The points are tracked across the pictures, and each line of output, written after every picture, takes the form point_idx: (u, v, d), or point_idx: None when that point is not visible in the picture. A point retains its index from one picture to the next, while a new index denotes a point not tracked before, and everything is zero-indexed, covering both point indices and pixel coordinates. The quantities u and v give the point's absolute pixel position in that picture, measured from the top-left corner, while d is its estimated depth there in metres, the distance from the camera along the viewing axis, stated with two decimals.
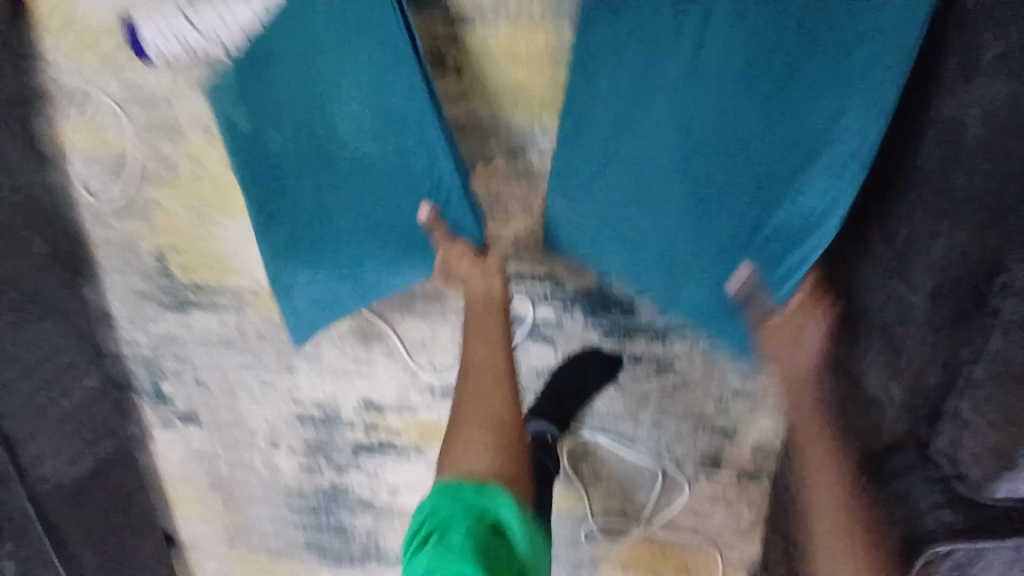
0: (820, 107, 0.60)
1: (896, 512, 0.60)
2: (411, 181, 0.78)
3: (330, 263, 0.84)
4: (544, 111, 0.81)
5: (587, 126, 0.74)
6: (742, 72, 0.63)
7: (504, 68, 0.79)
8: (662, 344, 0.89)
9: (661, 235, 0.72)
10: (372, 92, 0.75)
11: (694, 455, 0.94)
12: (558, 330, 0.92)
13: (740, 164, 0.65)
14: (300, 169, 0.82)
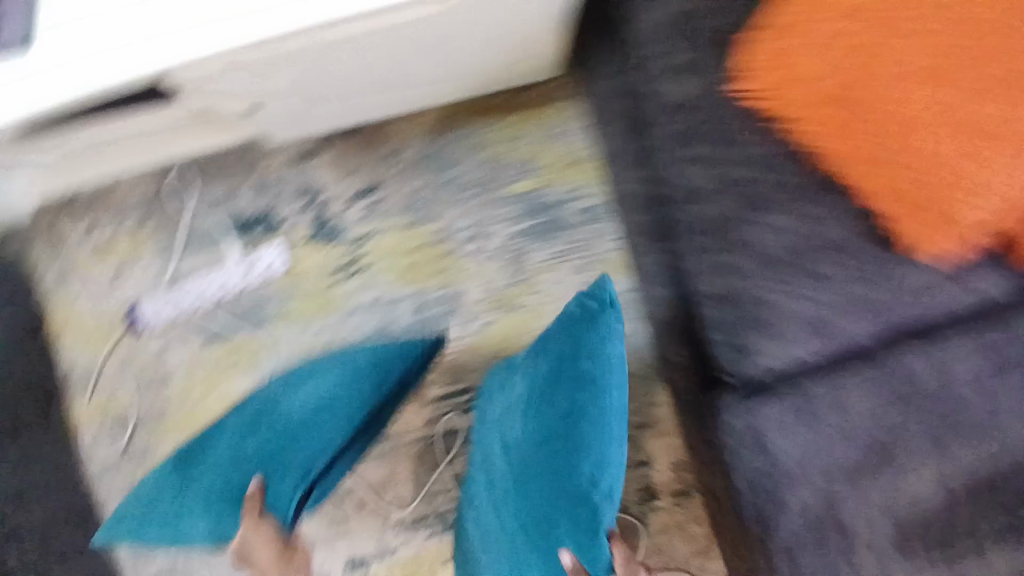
0: (593, 451, 0.89)
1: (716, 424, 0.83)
2: (289, 486, 1.02)
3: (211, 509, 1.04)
4: (426, 277, 1.19)
5: (504, 439, 0.99)
6: (544, 435, 0.95)
7: (395, 262, 1.18)
8: None
9: (524, 522, 0.96)
10: (325, 435, 1.05)
11: (633, 493, 1.16)
12: None
13: (557, 501, 0.91)
14: (245, 448, 1.06)
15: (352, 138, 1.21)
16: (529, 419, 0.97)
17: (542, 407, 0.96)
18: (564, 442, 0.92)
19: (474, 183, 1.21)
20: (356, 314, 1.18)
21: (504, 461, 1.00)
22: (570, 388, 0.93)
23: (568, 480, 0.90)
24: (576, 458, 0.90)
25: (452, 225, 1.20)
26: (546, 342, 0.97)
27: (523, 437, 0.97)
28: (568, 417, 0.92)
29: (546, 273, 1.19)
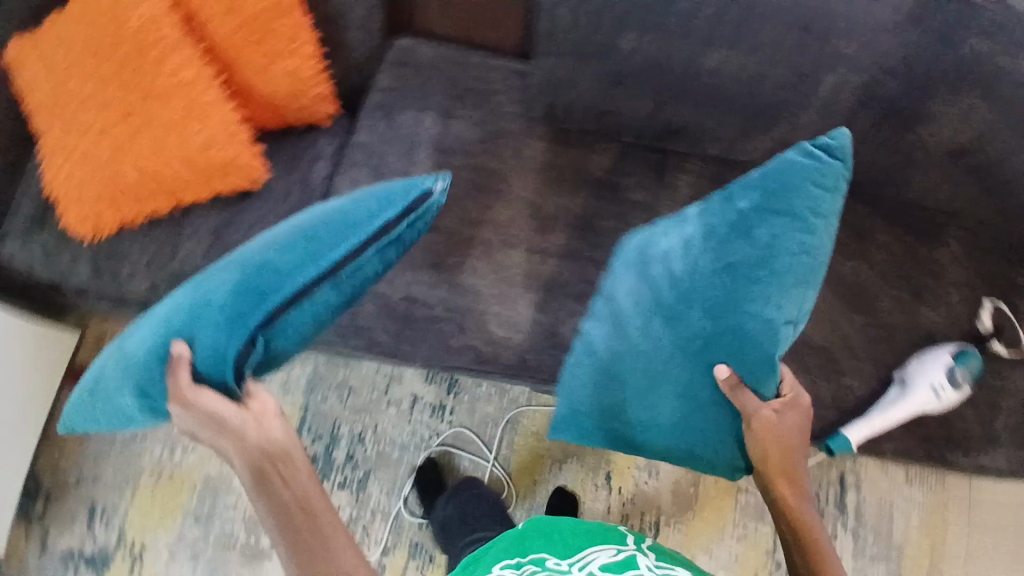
0: (748, 292, 0.98)
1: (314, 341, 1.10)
2: (243, 323, 0.88)
3: (148, 340, 0.90)
4: (178, 502, 1.34)
5: (690, 313, 1.00)
6: (715, 310, 0.99)
7: (152, 517, 1.34)
8: (339, 440, 1.41)
9: (654, 372, 1.02)
10: (253, 311, 0.88)
11: (430, 425, 1.44)
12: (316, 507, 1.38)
13: (734, 356, 0.98)
14: (231, 284, 0.90)
15: (40, 496, 1.35)
16: (714, 279, 1.00)
17: (681, 285, 1.02)
18: (740, 290, 0.99)
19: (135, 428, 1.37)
20: (168, 570, 1.32)
21: (673, 329, 1.01)
22: (766, 227, 0.99)
23: (726, 330, 0.98)
24: (713, 304, 1.00)
25: (152, 461, 1.35)
26: (743, 216, 1.01)
27: (695, 273, 1.02)
28: (725, 268, 1.00)
29: None
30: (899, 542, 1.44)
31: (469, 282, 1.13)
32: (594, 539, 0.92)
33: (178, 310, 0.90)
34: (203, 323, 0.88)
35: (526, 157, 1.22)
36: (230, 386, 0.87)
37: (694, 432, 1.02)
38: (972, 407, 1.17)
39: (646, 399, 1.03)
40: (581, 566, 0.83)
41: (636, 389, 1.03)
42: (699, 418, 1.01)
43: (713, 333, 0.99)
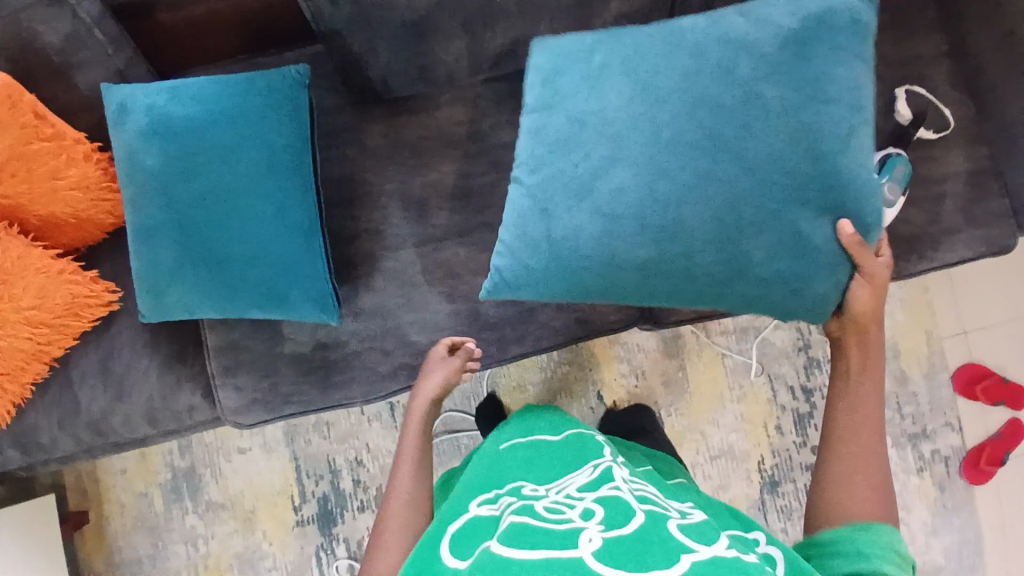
0: (841, 114, 0.84)
1: (254, 420, 1.09)
2: (295, 209, 1.01)
3: (263, 252, 1.00)
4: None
5: (749, 150, 0.84)
6: (797, 138, 0.83)
7: None
8: (339, 469, 1.44)
9: (738, 219, 0.85)
10: (278, 218, 1.00)
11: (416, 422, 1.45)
12: (347, 533, 1.42)
13: (808, 183, 0.84)
14: (228, 201, 0.99)
15: None
16: (786, 119, 0.84)
17: (764, 96, 0.84)
18: (829, 110, 0.84)
19: (157, 537, 1.43)
20: None
21: (746, 169, 0.84)
22: (824, 62, 0.85)
23: (813, 152, 0.84)
24: (791, 112, 0.84)
25: (185, 560, 1.43)
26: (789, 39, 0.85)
27: (768, 104, 0.84)
28: (808, 91, 0.84)
29: (230, 487, 1.44)
30: (891, 341, 1.45)
31: (372, 304, 1.07)
32: (580, 455, 0.93)
33: (174, 227, 1.00)
34: (187, 202, 0.99)
35: (373, 147, 1.11)
36: (316, 296, 1.02)
37: (788, 262, 0.86)
38: (914, 208, 1.11)
39: (728, 245, 0.86)
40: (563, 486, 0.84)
41: (711, 244, 0.85)
42: (798, 257, 0.86)
43: (790, 162, 0.83)
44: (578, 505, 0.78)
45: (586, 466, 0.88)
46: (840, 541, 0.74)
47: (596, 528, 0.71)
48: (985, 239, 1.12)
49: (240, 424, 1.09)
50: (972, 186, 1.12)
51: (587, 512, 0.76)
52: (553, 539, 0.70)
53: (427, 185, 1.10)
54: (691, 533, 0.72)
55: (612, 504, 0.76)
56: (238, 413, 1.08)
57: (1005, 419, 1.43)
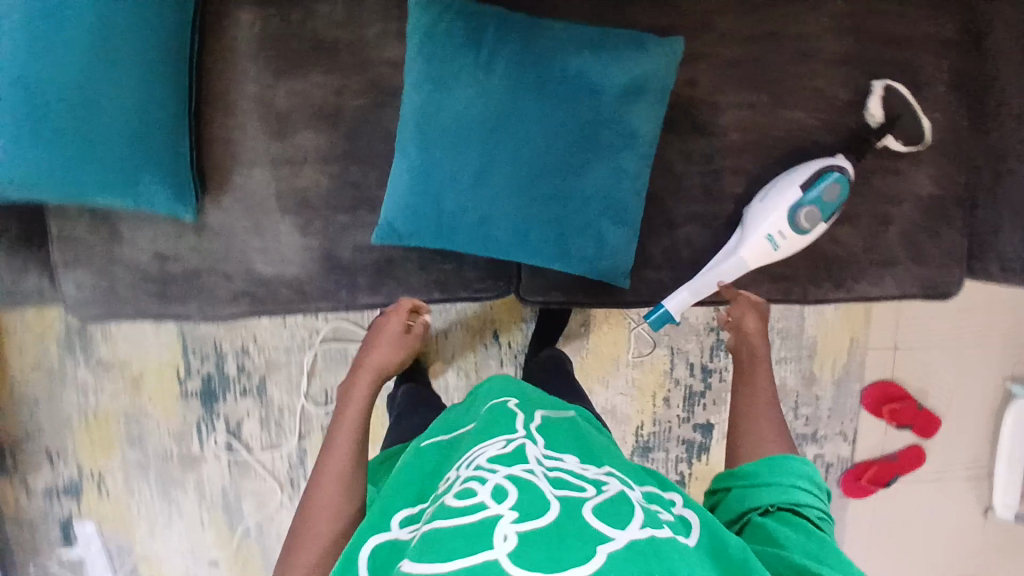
0: (650, 130, 0.89)
1: (93, 315, 1.03)
2: (158, 104, 0.89)
3: (114, 147, 0.88)
4: (113, 435, 1.48)
5: (576, 153, 0.87)
6: (616, 148, 0.87)
7: (97, 452, 1.48)
8: (227, 352, 1.44)
9: (562, 216, 0.88)
10: (135, 112, 0.88)
11: (305, 324, 1.43)
12: (229, 412, 1.46)
13: (625, 193, 0.89)
14: (75, 84, 0.85)
15: (7, 455, 1.48)
16: (610, 129, 0.87)
17: (583, 130, 0.86)
18: (625, 161, 0.88)
19: (48, 384, 1.46)
20: (133, 486, 1.49)
21: (570, 171, 0.87)
22: (652, 79, 0.88)
23: (630, 166, 0.88)
24: (595, 151, 0.87)
25: (75, 408, 1.47)
26: (623, 50, 0.87)
27: (598, 111, 0.86)
28: (631, 102, 0.87)
29: (120, 350, 1.45)
30: (811, 339, 1.35)
31: (216, 223, 0.97)
32: (492, 423, 0.70)
33: (4, 102, 0.83)
34: (23, 75, 0.83)
35: (234, 37, 0.94)
36: (174, 201, 0.93)
37: (605, 261, 0.90)
38: (848, 226, 0.95)
39: (554, 240, 0.88)
40: (470, 462, 0.63)
41: (537, 235, 0.88)
42: (616, 258, 0.90)
43: (610, 172, 0.88)
44: (489, 482, 0.58)
45: (494, 435, 0.68)
46: (762, 472, 0.69)
47: (509, 520, 0.54)
48: (922, 278, 0.96)
49: (80, 316, 1.03)
50: (929, 215, 0.95)
51: (500, 493, 0.57)
52: (468, 547, 0.51)
53: (291, 94, 0.95)
54: (622, 517, 0.57)
55: (532, 487, 0.58)
56: (76, 305, 1.03)
57: (907, 444, 1.39)
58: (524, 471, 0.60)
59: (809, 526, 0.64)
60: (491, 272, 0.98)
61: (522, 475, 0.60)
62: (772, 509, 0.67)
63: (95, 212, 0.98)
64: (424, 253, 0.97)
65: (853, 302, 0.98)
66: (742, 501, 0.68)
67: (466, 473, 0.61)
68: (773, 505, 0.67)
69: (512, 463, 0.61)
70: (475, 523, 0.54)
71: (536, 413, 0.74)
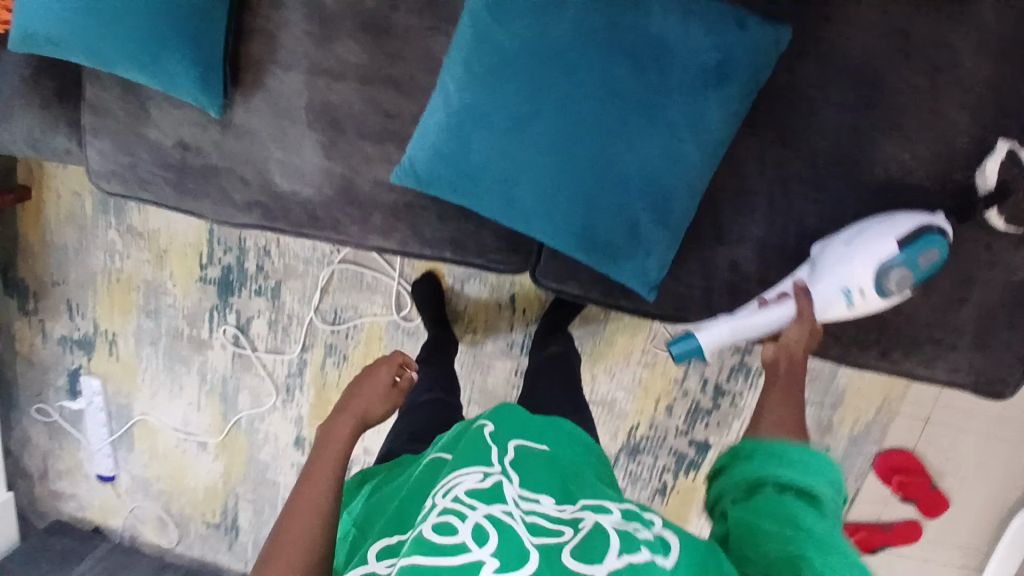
0: (723, 128, 0.78)
1: (113, 190, 1.02)
2: None
3: (158, 13, 0.84)
4: (131, 300, 1.52)
5: (631, 134, 0.77)
6: (678, 138, 0.77)
7: (114, 312, 1.53)
8: (248, 246, 1.44)
9: (595, 200, 0.79)
10: None
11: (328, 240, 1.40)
12: (240, 304, 1.48)
13: (672, 193, 0.79)
14: None
15: (30, 297, 1.55)
16: (677, 116, 0.76)
17: (649, 109, 0.76)
18: (686, 153, 0.77)
19: (78, 237, 1.50)
20: (140, 352, 1.54)
21: (619, 153, 0.77)
22: (743, 70, 0.76)
23: (689, 164, 0.78)
24: (655, 136, 0.77)
25: (100, 267, 1.51)
26: (720, 28, 0.76)
27: (668, 93, 0.76)
28: (709, 91, 0.76)
29: (149, 222, 1.46)
30: (839, 388, 1.25)
31: (242, 122, 0.92)
32: (470, 450, 0.65)
33: None
34: None
35: None
36: (207, 84, 0.87)
37: (627, 261, 0.82)
38: (916, 293, 0.84)
39: (579, 223, 0.80)
40: (445, 492, 0.59)
41: (564, 213, 0.80)
42: (642, 260, 0.82)
43: (663, 166, 0.78)
44: (467, 522, 0.55)
45: (471, 464, 0.63)
46: (792, 454, 0.61)
47: (490, 571, 0.50)
48: (978, 370, 0.86)
49: (100, 187, 1.02)
50: (1013, 306, 0.83)
51: (481, 536, 0.53)
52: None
53: (344, 1, 0.87)
54: (599, 551, 0.54)
55: (511, 530, 0.54)
56: (97, 176, 1.01)
57: (907, 516, 1.30)
58: (502, 513, 0.56)
59: (828, 518, 0.57)
60: (509, 243, 0.91)
61: (500, 517, 0.56)
62: (790, 486, 0.59)
63: (127, 84, 0.95)
64: (447, 208, 0.91)
65: (894, 375, 0.88)
66: (760, 471, 0.61)
67: (443, 507, 0.57)
68: (794, 484, 0.59)
69: (490, 501, 0.57)
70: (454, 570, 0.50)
71: (509, 443, 0.68)
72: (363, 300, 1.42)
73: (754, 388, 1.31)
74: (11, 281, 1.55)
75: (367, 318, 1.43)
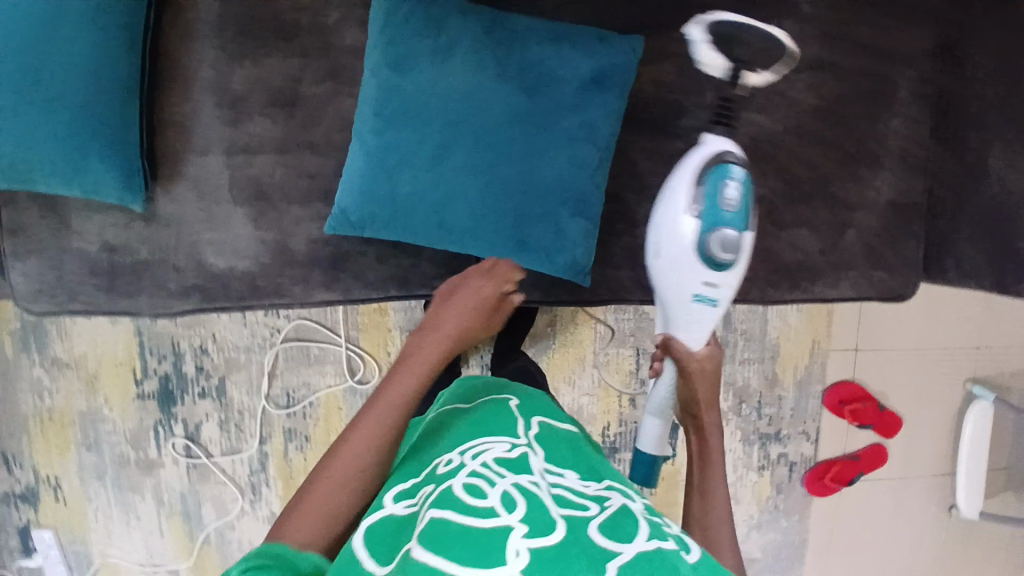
0: (611, 124, 0.87)
1: (45, 309, 1.02)
2: (112, 85, 0.89)
3: (67, 127, 0.87)
4: (69, 433, 1.45)
5: (533, 145, 0.86)
6: (574, 140, 0.86)
7: (53, 452, 1.46)
8: (184, 348, 1.39)
9: (517, 209, 0.86)
10: (86, 93, 0.88)
11: (266, 322, 1.38)
12: (185, 412, 1.41)
13: (582, 189, 0.87)
14: (27, 66, 0.85)
15: None
16: (567, 121, 0.86)
17: (545, 123, 0.86)
18: (585, 155, 0.87)
19: (3, 382, 1.44)
20: (88, 489, 1.46)
21: (527, 164, 0.86)
22: (615, 72, 0.86)
23: (590, 160, 0.87)
24: (554, 142, 0.86)
25: (30, 407, 1.44)
26: (584, 42, 0.87)
27: (556, 103, 0.86)
28: (590, 96, 0.86)
29: (75, 347, 1.42)
30: (775, 341, 1.35)
31: (167, 212, 0.96)
32: (494, 423, 0.77)
33: None
34: None
35: (190, 22, 0.95)
36: (131, 183, 0.92)
37: (558, 257, 0.89)
38: (808, 228, 0.96)
39: (506, 234, 0.87)
40: (475, 455, 0.69)
41: (491, 227, 0.87)
42: (571, 254, 0.89)
43: (567, 167, 0.86)
44: (496, 489, 0.63)
45: (498, 436, 0.74)
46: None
47: (520, 534, 0.57)
48: (879, 283, 0.98)
49: (34, 311, 1.03)
50: (884, 218, 0.97)
51: (509, 502, 0.61)
52: (476, 553, 0.55)
53: (250, 83, 0.95)
54: (626, 532, 0.61)
55: (536, 499, 0.63)
56: (27, 298, 1.02)
57: (869, 442, 1.42)
58: (529, 482, 0.65)
59: None
60: (450, 269, 0.97)
61: (528, 486, 0.64)
62: None
63: (44, 200, 0.98)
64: (382, 248, 0.96)
65: (812, 303, 0.98)
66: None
67: (474, 467, 0.67)
68: None
69: (518, 472, 0.66)
70: (485, 527, 0.58)
71: (533, 421, 0.80)
72: (314, 375, 1.40)
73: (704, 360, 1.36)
74: None
75: (321, 391, 1.40)
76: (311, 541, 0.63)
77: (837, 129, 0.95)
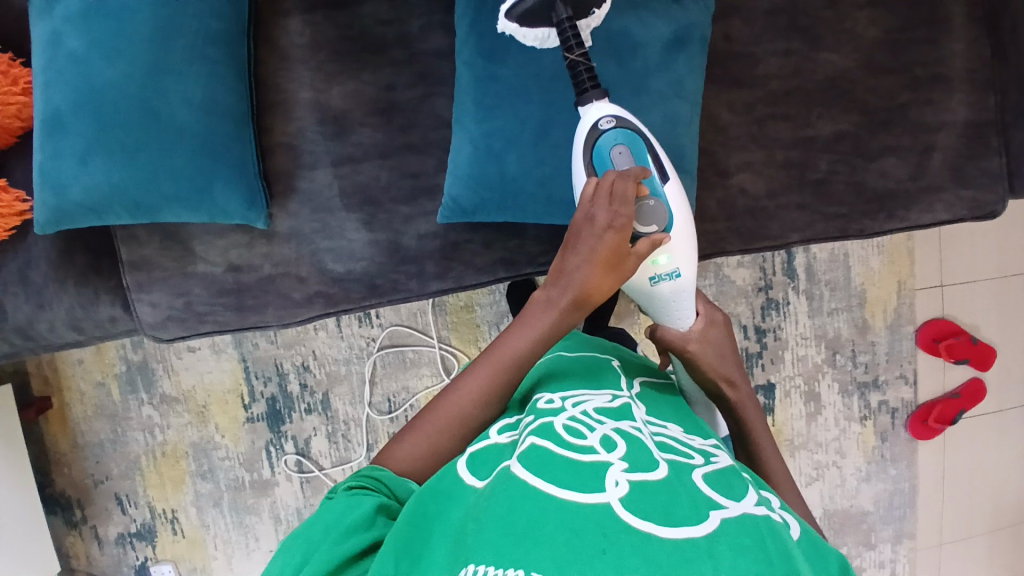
0: (695, 77, 0.91)
1: (174, 336, 1.07)
2: (226, 114, 0.93)
3: (191, 157, 0.92)
4: (182, 469, 1.49)
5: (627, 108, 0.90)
6: (666, 96, 0.90)
7: (167, 488, 1.50)
8: (287, 370, 1.46)
9: None
10: (205, 123, 0.92)
11: (362, 335, 1.44)
12: (293, 429, 1.47)
13: (680, 144, 0.91)
14: (147, 102, 0.90)
15: (75, 507, 1.51)
16: (658, 81, 0.90)
17: (636, 86, 0.89)
18: (677, 110, 0.91)
19: (113, 426, 1.49)
20: (206, 518, 1.50)
21: None
22: (692, 30, 0.91)
23: (679, 115, 0.91)
24: (648, 102, 0.90)
25: (142, 446, 1.49)
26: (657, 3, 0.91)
27: (646, 66, 0.90)
28: (672, 55, 0.90)
29: (183, 383, 1.47)
30: (859, 287, 1.37)
31: (285, 228, 1.01)
32: (597, 374, 0.72)
33: (82, 127, 0.89)
34: (98, 99, 0.89)
35: (283, 46, 0.99)
36: (250, 204, 0.96)
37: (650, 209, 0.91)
38: (894, 158, 0.99)
39: None
40: (576, 403, 0.64)
41: None
42: None
43: (665, 123, 0.90)
44: (596, 433, 0.59)
45: (601, 389, 0.68)
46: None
47: (620, 469, 0.54)
48: (969, 202, 1.00)
49: (163, 340, 1.07)
50: (968, 140, 0.99)
51: (610, 444, 0.58)
52: (575, 481, 0.53)
53: (348, 97, 0.99)
54: (735, 491, 0.55)
55: (639, 443, 0.58)
56: (156, 327, 1.05)
57: (967, 378, 1.41)
58: (631, 428, 0.61)
59: None
60: (552, 244, 1.02)
61: (629, 430, 0.60)
62: None
63: (164, 231, 1.01)
64: (486, 234, 1.01)
65: (908, 230, 1.02)
66: None
67: (574, 411, 0.62)
68: None
69: (619, 419, 0.62)
70: (587, 461, 0.55)
71: (635, 382, 0.74)
72: (411, 378, 1.45)
73: (790, 316, 1.38)
74: (56, 497, 1.52)
75: (420, 393, 1.45)
76: (411, 467, 0.65)
77: (911, 59, 0.97)
